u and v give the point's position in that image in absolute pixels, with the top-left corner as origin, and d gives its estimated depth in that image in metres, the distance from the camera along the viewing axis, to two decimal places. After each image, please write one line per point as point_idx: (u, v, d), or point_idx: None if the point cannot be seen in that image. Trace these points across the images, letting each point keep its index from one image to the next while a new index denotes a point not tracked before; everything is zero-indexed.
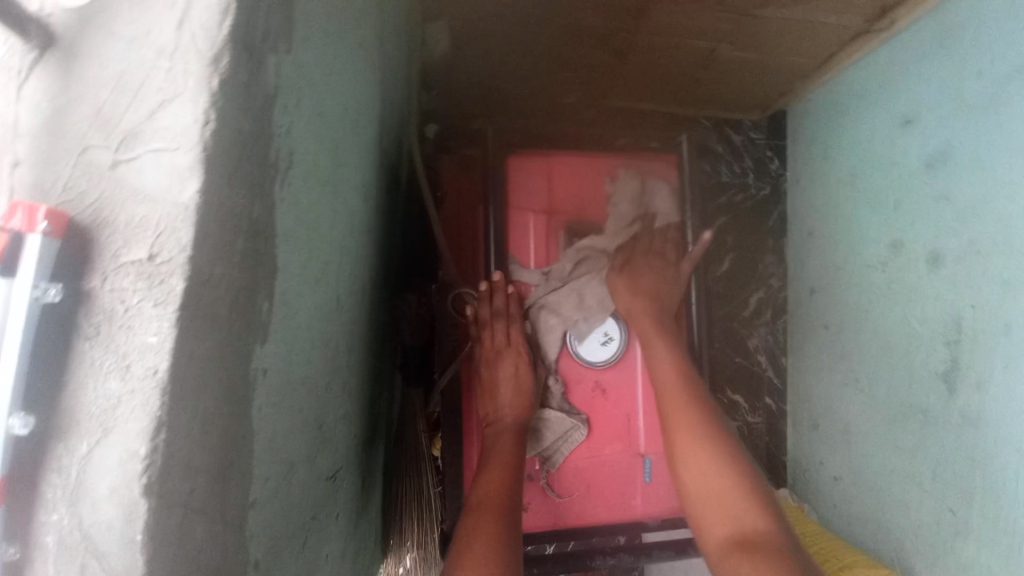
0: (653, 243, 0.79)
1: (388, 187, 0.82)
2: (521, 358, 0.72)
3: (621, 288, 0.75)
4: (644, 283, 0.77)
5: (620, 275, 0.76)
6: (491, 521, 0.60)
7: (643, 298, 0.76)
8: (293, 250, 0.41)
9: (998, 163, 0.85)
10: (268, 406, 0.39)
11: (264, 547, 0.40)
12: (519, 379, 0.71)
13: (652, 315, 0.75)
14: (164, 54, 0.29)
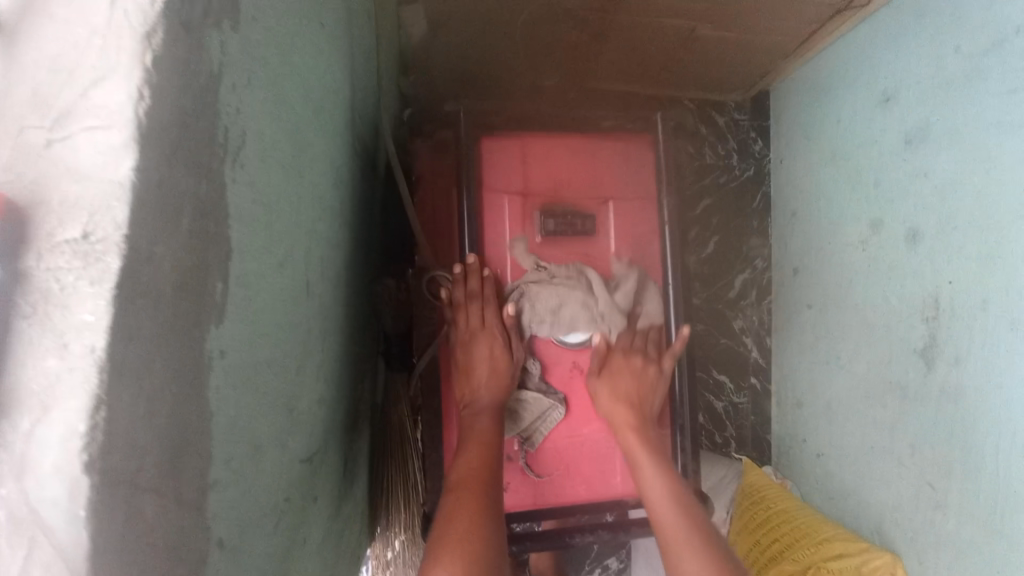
0: (634, 340, 0.76)
1: (363, 172, 0.82)
2: (496, 342, 0.70)
3: (602, 391, 0.73)
4: (626, 384, 0.73)
5: (600, 379, 0.73)
6: (472, 498, 0.61)
7: (624, 403, 0.72)
8: (255, 231, 0.41)
9: (975, 139, 0.85)
10: (232, 388, 0.39)
11: (231, 528, 0.40)
12: (495, 360, 0.70)
13: (636, 422, 0.71)
14: (94, 30, 0.28)
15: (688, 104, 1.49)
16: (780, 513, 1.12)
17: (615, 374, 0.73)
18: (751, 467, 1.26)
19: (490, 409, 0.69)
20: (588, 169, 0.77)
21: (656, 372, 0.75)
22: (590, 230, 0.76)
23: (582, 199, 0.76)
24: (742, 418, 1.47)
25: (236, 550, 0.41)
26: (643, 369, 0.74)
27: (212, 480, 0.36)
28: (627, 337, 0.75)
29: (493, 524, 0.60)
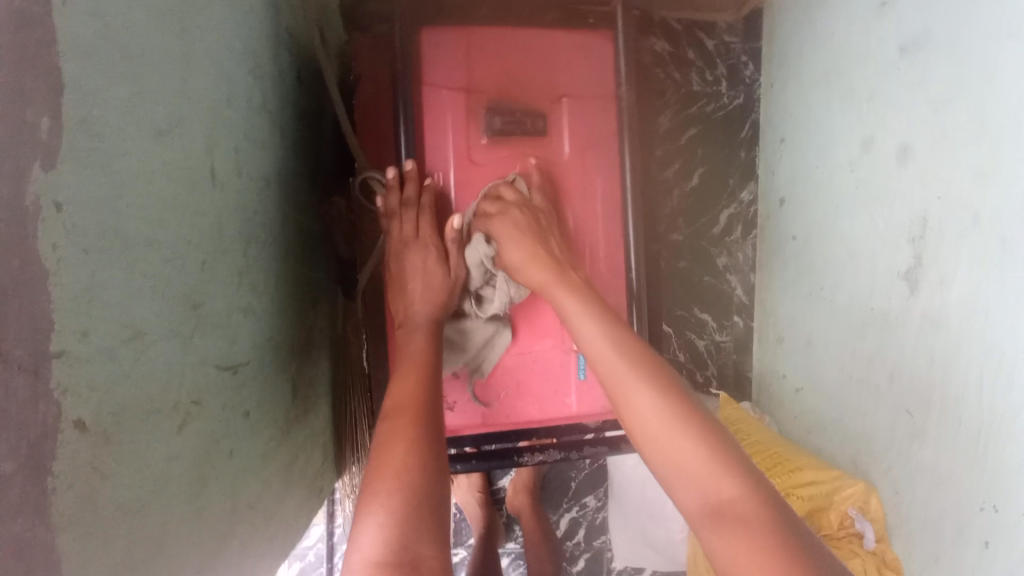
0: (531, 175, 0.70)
1: (302, 75, 0.75)
2: (428, 252, 0.68)
3: (512, 241, 0.66)
4: (532, 221, 0.67)
5: (504, 223, 0.66)
6: (406, 426, 0.55)
7: (530, 239, 0.66)
8: (111, 81, 0.36)
9: (971, 39, 0.78)
10: (83, 255, 0.34)
11: (99, 413, 0.37)
12: (427, 273, 0.67)
13: (550, 266, 0.65)
14: None
15: (675, 26, 1.39)
16: (753, 445, 1.09)
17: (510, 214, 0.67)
18: (727, 401, 1.23)
19: (429, 320, 0.66)
20: (539, 65, 0.70)
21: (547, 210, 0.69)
22: (540, 130, 0.70)
23: (532, 97, 0.70)
24: (724, 356, 1.43)
25: (108, 437, 0.38)
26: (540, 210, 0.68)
27: (60, 350, 0.33)
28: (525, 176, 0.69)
29: (430, 457, 0.53)
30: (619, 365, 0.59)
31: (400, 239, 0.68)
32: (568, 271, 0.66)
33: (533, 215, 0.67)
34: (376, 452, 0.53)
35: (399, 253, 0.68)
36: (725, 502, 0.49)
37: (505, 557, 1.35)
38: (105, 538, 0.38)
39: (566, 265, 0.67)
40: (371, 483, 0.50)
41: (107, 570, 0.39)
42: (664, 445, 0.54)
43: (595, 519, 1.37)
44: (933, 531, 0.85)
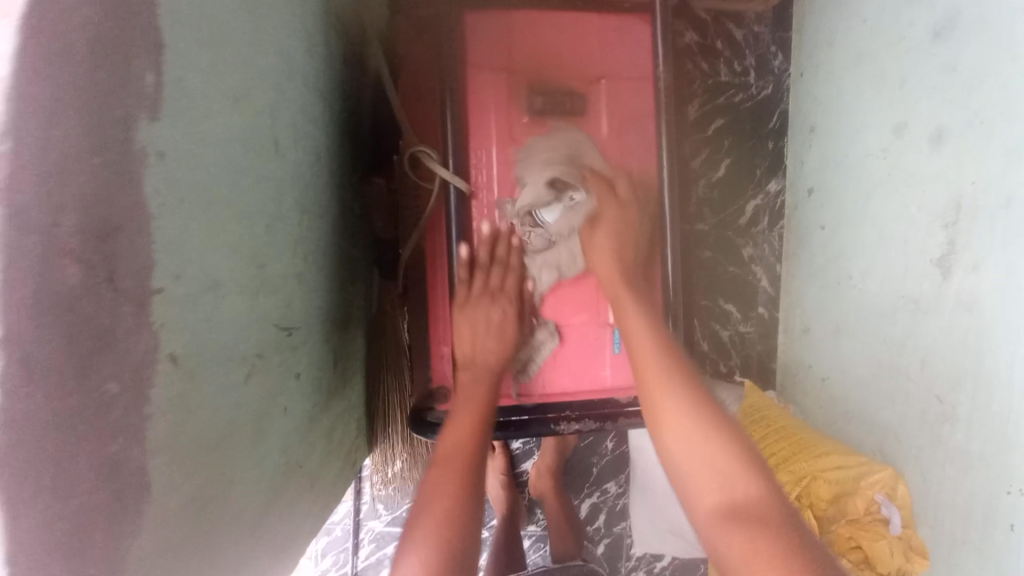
0: (628, 187, 0.74)
1: (349, 57, 0.78)
2: (508, 307, 0.73)
3: (600, 245, 0.71)
4: (617, 236, 0.72)
5: (592, 232, 0.72)
6: (457, 471, 0.57)
7: (612, 251, 0.71)
8: (199, 47, 0.39)
9: (1003, 22, 0.78)
10: (174, 200, 0.37)
11: (185, 349, 0.40)
12: (504, 326, 0.72)
13: (624, 283, 0.70)
14: None
15: (703, 17, 1.40)
16: (778, 430, 1.09)
17: (608, 225, 0.72)
18: (752, 388, 1.23)
19: (492, 373, 0.70)
20: (577, 47, 0.72)
21: (632, 222, 0.73)
22: (578, 110, 0.72)
23: (572, 78, 0.72)
24: (749, 347, 1.44)
25: (193, 375, 0.41)
26: (625, 225, 0.72)
27: (157, 287, 0.35)
28: (623, 185, 0.73)
29: (477, 496, 0.56)
30: (661, 379, 0.62)
31: (476, 294, 0.72)
32: (638, 290, 0.70)
33: (623, 227, 0.72)
34: (424, 488, 0.56)
35: (473, 313, 0.72)
36: (746, 502, 0.52)
37: (526, 541, 1.37)
38: (188, 468, 0.41)
39: (636, 285, 0.72)
40: (416, 519, 0.53)
41: (188, 501, 0.41)
42: (694, 442, 0.56)
43: (616, 505, 1.39)
44: (960, 515, 0.85)
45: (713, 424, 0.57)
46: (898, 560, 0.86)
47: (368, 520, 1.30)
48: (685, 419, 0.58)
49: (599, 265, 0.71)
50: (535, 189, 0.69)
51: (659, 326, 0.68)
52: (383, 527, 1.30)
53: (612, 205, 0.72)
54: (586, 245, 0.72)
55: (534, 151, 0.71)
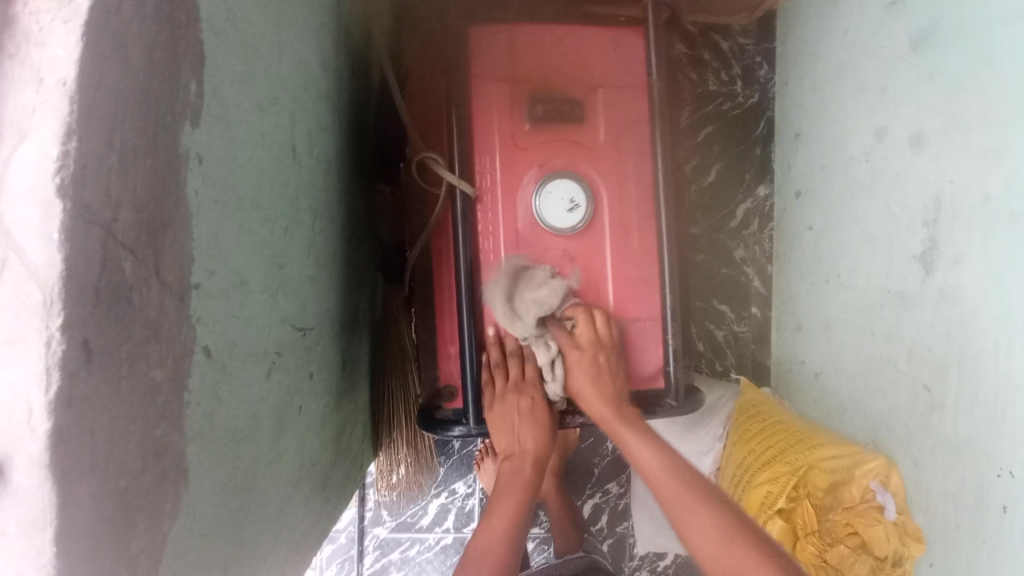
0: (591, 319, 0.74)
1: (356, 70, 0.82)
2: (534, 399, 0.75)
3: (581, 380, 0.74)
4: (596, 361, 0.74)
5: (574, 366, 0.74)
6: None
7: (595, 375, 0.74)
8: (230, 58, 0.42)
9: (981, 30, 0.82)
10: (208, 199, 0.39)
11: (216, 342, 0.41)
12: (533, 415, 0.75)
13: (613, 412, 0.73)
14: None
15: (691, 28, 1.45)
16: (774, 424, 1.12)
17: (584, 359, 0.73)
18: (748, 386, 1.26)
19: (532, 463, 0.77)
20: (576, 58, 0.76)
21: (603, 345, 0.74)
22: (578, 117, 0.76)
23: (570, 87, 0.76)
24: (743, 347, 1.47)
25: (223, 367, 0.43)
26: (600, 350, 0.74)
27: (194, 282, 0.38)
28: (591, 317, 0.74)
29: None
30: (682, 495, 0.68)
31: (500, 393, 0.75)
32: (629, 409, 0.74)
33: (598, 355, 0.74)
34: None
35: (502, 407, 0.75)
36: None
37: (531, 543, 1.38)
38: (218, 456, 0.43)
39: (628, 404, 0.75)
40: None
41: (217, 490, 0.43)
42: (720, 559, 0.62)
43: (617, 505, 1.40)
44: (954, 502, 0.88)
45: (735, 531, 0.63)
46: (893, 544, 0.90)
47: (372, 528, 1.29)
48: (710, 528, 0.64)
49: (581, 397, 0.74)
50: (551, 194, 0.74)
51: (660, 440, 0.72)
52: (388, 533, 1.30)
53: (576, 354, 0.73)
54: (572, 379, 0.74)
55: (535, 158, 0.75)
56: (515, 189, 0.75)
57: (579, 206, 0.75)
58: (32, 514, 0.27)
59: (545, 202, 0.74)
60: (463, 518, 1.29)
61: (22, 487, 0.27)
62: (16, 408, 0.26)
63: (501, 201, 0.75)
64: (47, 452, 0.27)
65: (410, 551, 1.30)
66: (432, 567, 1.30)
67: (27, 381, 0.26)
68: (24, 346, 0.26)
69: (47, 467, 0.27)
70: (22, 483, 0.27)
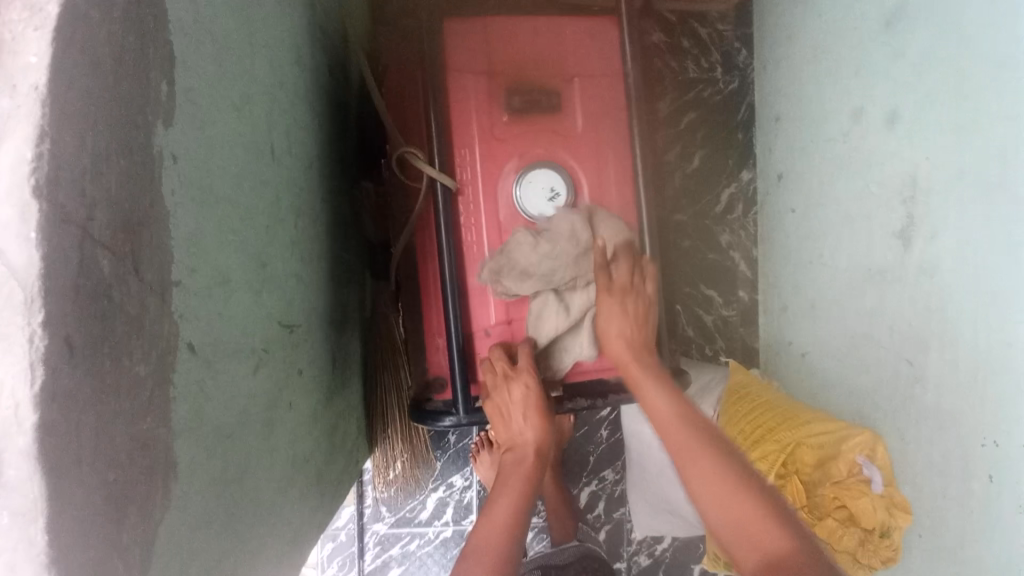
0: (624, 272, 0.75)
1: (334, 68, 0.82)
2: (531, 390, 0.74)
3: (610, 328, 0.74)
4: (627, 310, 0.74)
5: (605, 314, 0.74)
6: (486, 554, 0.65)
7: (623, 325, 0.74)
8: (202, 59, 0.42)
9: (950, 8, 0.84)
10: (186, 199, 0.40)
11: (201, 339, 0.42)
12: (528, 404, 0.74)
13: (635, 360, 0.73)
14: None
15: (669, 16, 1.46)
16: (763, 403, 1.14)
17: (611, 309, 0.74)
18: (736, 368, 1.29)
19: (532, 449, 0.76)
20: (550, 48, 0.77)
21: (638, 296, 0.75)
22: (555, 107, 0.76)
23: (547, 77, 0.77)
24: (732, 330, 1.49)
25: (208, 363, 0.44)
26: (632, 300, 0.74)
27: (175, 280, 0.38)
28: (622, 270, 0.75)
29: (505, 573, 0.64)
30: (689, 444, 0.67)
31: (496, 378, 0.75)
32: (648, 360, 0.74)
33: (628, 306, 0.74)
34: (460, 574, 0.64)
35: (499, 394, 0.75)
36: (771, 546, 0.58)
37: (530, 532, 1.40)
38: (208, 451, 0.44)
39: (648, 355, 0.75)
40: None
41: (209, 484, 0.44)
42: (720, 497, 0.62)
43: (614, 491, 1.42)
44: (939, 473, 0.89)
45: (742, 482, 0.62)
46: (880, 515, 0.91)
47: (372, 524, 1.31)
48: (716, 478, 0.63)
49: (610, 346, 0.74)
50: (530, 185, 0.75)
51: (676, 390, 0.72)
52: (388, 529, 1.31)
53: (609, 299, 0.73)
54: (602, 328, 0.74)
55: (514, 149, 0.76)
56: (496, 181, 0.76)
57: (560, 195, 0.76)
58: (24, 505, 0.28)
59: (525, 191, 0.75)
60: (461, 511, 1.31)
61: (13, 482, 0.28)
62: (3, 404, 0.27)
63: (482, 194, 0.76)
64: (35, 444, 0.28)
65: (411, 546, 1.31)
66: (433, 560, 1.31)
67: (12, 377, 0.27)
68: (8, 344, 0.27)
69: (36, 460, 0.28)
70: (13, 476, 0.28)
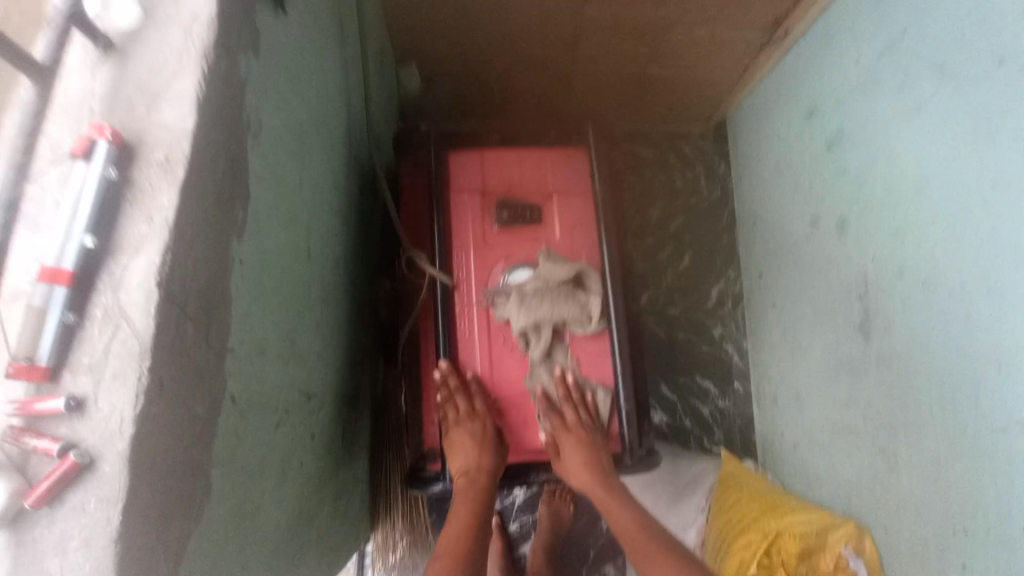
0: (579, 391, 0.88)
1: (364, 185, 1.03)
2: (478, 429, 0.85)
3: (570, 452, 0.85)
4: (581, 435, 0.86)
5: (569, 435, 0.86)
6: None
7: (581, 443, 0.85)
8: (266, 194, 0.61)
9: (881, 132, 1.01)
10: (244, 288, 0.56)
11: (241, 393, 0.56)
12: (479, 441, 0.84)
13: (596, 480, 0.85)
14: (185, 39, 0.49)
15: (656, 137, 1.71)
16: (752, 492, 1.16)
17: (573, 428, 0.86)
18: (728, 457, 1.31)
19: (488, 474, 0.84)
20: (535, 172, 0.96)
21: (588, 416, 0.87)
22: (536, 219, 0.94)
23: (530, 196, 0.95)
24: (729, 421, 1.53)
25: (243, 413, 0.57)
26: (590, 421, 0.87)
27: (229, 347, 0.53)
28: (578, 390, 0.88)
29: None
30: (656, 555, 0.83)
31: (460, 417, 0.86)
32: (609, 479, 0.87)
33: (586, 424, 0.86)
34: None
35: (459, 434, 0.86)
36: None
37: None
38: (234, 484, 0.55)
39: (608, 475, 0.87)
40: None
41: (229, 514, 0.55)
42: None
43: None
44: (922, 563, 0.90)
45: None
46: None
47: None
48: None
49: (573, 461, 0.85)
50: (522, 274, 0.91)
51: (634, 504, 0.88)
52: None
53: (573, 411, 0.87)
54: (563, 445, 0.86)
55: (497, 253, 0.92)
56: (485, 277, 0.92)
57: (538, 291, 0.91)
58: (111, 493, 0.41)
59: (516, 277, 0.91)
60: None
61: (104, 474, 0.41)
62: (112, 419, 0.41)
63: (473, 287, 0.91)
64: (129, 449, 0.41)
65: None
66: None
67: (123, 402, 0.41)
68: (124, 380, 0.41)
69: (126, 460, 0.41)
70: (107, 471, 0.41)
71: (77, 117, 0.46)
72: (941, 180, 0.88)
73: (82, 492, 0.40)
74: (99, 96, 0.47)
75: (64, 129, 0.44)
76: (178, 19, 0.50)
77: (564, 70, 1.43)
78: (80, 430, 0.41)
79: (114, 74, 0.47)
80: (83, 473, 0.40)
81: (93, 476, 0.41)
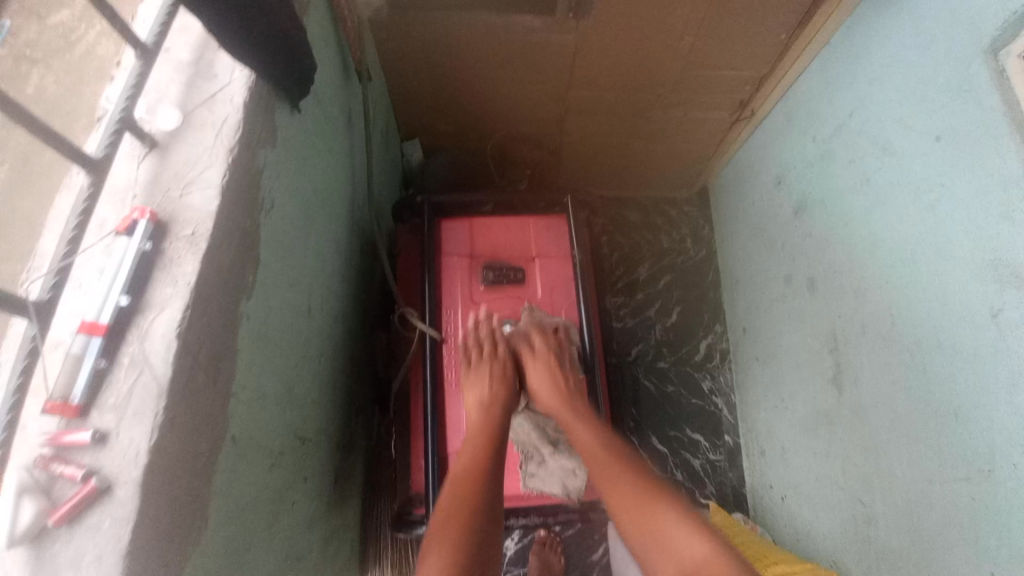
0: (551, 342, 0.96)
1: (365, 246, 1.13)
2: (493, 366, 0.92)
3: (543, 384, 0.91)
4: (555, 373, 0.92)
5: (546, 376, 0.92)
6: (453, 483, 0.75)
7: (553, 384, 0.91)
8: (275, 259, 0.71)
9: (836, 200, 1.11)
10: (250, 340, 0.64)
11: (241, 434, 0.63)
12: (495, 376, 0.91)
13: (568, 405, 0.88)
14: (214, 142, 0.60)
15: (643, 202, 1.83)
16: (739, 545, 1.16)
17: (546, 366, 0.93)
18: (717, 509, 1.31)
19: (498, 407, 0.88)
20: (518, 237, 1.06)
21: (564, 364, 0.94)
22: (519, 279, 1.03)
23: (514, 258, 1.05)
24: (721, 475, 1.54)
25: (242, 452, 0.63)
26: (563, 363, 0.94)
27: (234, 391, 0.61)
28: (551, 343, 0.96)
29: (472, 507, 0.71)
30: (619, 466, 0.76)
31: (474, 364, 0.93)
32: (578, 407, 0.88)
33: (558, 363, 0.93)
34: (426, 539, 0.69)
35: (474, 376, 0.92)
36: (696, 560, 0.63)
37: None
38: (230, 518, 0.61)
39: (578, 403, 0.89)
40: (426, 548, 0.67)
41: (222, 546, 0.60)
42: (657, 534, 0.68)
43: None
44: None
45: (661, 496, 0.71)
46: None
47: None
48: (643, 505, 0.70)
49: (546, 393, 0.91)
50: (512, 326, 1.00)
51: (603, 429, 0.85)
52: None
53: (546, 356, 0.94)
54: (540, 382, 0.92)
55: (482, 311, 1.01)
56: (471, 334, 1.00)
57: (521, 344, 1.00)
58: (125, 513, 0.47)
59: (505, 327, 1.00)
60: None
61: (120, 497, 0.48)
62: (129, 449, 0.49)
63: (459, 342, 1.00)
64: (143, 476, 0.48)
65: None
66: None
67: (141, 436, 0.49)
68: (143, 416, 0.50)
69: (140, 486, 0.48)
70: (122, 495, 0.48)
71: (123, 200, 0.56)
72: (889, 244, 0.96)
73: (98, 512, 0.47)
74: (142, 183, 0.57)
75: (111, 209, 0.55)
76: (211, 121, 0.61)
77: (553, 143, 1.57)
78: (102, 458, 0.48)
79: (155, 166, 0.58)
80: (102, 496, 0.47)
81: (110, 498, 0.48)
